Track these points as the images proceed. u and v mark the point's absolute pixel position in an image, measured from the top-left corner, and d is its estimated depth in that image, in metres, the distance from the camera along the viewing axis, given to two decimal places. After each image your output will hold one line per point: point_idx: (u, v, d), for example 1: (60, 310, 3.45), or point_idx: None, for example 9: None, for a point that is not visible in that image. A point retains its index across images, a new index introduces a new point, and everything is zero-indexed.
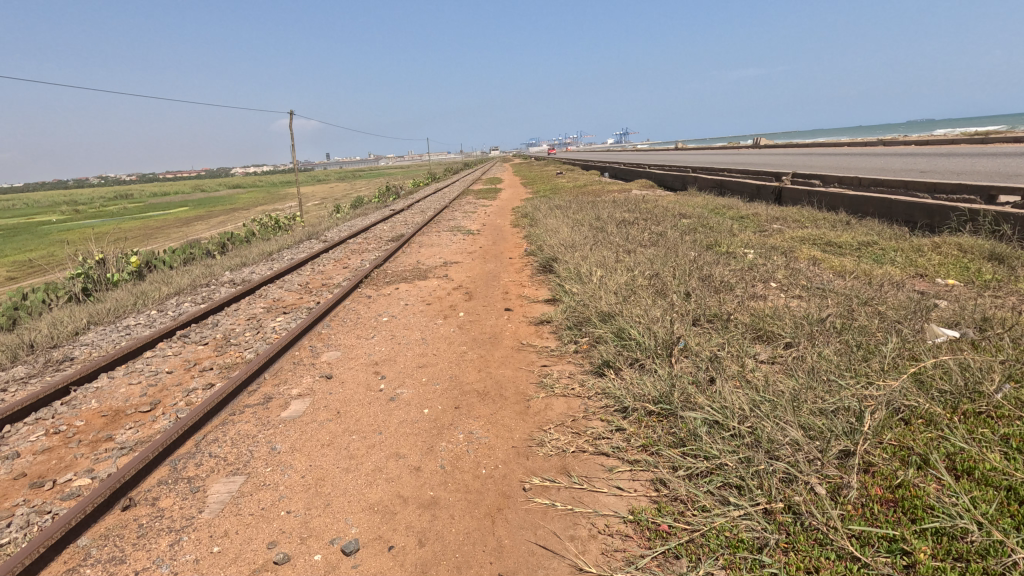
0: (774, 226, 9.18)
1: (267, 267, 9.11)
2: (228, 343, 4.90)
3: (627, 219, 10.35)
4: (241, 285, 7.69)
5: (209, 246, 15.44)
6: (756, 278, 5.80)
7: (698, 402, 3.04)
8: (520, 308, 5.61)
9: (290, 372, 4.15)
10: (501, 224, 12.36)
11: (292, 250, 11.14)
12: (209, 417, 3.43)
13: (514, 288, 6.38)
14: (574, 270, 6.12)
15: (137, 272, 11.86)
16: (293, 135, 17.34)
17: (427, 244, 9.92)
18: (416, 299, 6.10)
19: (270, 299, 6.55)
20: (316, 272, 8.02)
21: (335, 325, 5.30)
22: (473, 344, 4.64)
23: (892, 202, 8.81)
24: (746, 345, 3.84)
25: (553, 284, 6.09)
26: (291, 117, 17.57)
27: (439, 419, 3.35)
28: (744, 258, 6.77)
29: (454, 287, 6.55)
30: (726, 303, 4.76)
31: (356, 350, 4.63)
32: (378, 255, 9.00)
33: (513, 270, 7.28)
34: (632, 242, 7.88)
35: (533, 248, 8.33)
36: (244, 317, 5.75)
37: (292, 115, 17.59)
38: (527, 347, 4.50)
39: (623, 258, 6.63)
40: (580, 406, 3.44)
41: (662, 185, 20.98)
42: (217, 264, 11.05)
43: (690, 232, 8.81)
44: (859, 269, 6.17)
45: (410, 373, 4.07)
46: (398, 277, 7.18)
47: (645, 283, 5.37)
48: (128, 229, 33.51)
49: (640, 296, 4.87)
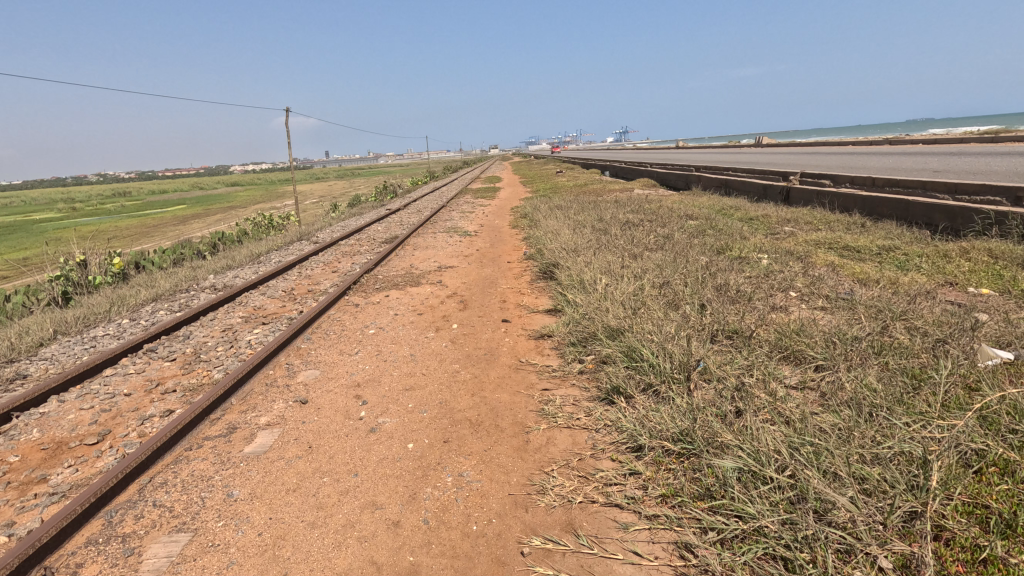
0: (787, 228, 8.74)
1: (254, 270, 8.65)
2: (197, 359, 4.45)
3: (631, 220, 9.91)
4: (222, 290, 7.23)
5: (199, 247, 14.97)
6: (774, 287, 5.35)
7: (726, 442, 2.60)
8: (519, 319, 5.16)
9: (261, 397, 3.70)
10: (500, 226, 11.91)
11: (281, 252, 10.68)
12: (160, 455, 2.99)
13: (512, 296, 5.94)
14: (577, 277, 5.67)
15: (121, 275, 11.40)
16: (288, 134, 16.88)
17: (421, 247, 9.47)
18: (406, 308, 5.65)
19: (251, 308, 6.10)
20: (302, 277, 7.57)
21: (317, 338, 4.85)
22: (467, 362, 4.20)
23: (911, 204, 8.36)
24: (774, 368, 3.40)
25: (554, 292, 5.65)
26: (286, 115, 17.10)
27: (425, 457, 2.91)
28: (758, 264, 6.33)
29: (449, 295, 6.11)
30: (746, 317, 4.32)
31: (337, 368, 4.19)
32: (369, 259, 8.54)
33: (512, 276, 6.83)
34: (638, 245, 7.44)
35: (533, 251, 7.88)
36: (220, 328, 5.30)
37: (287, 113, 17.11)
38: (526, 366, 4.05)
39: (630, 264, 6.19)
40: (587, 441, 3.00)
41: (664, 184, 20.53)
42: (203, 266, 10.59)
43: (699, 234, 8.37)
44: (884, 276, 5.73)
45: (395, 398, 3.62)
46: (389, 284, 6.73)
47: (655, 293, 4.93)
48: (122, 228, 33.03)
49: (651, 309, 4.42)
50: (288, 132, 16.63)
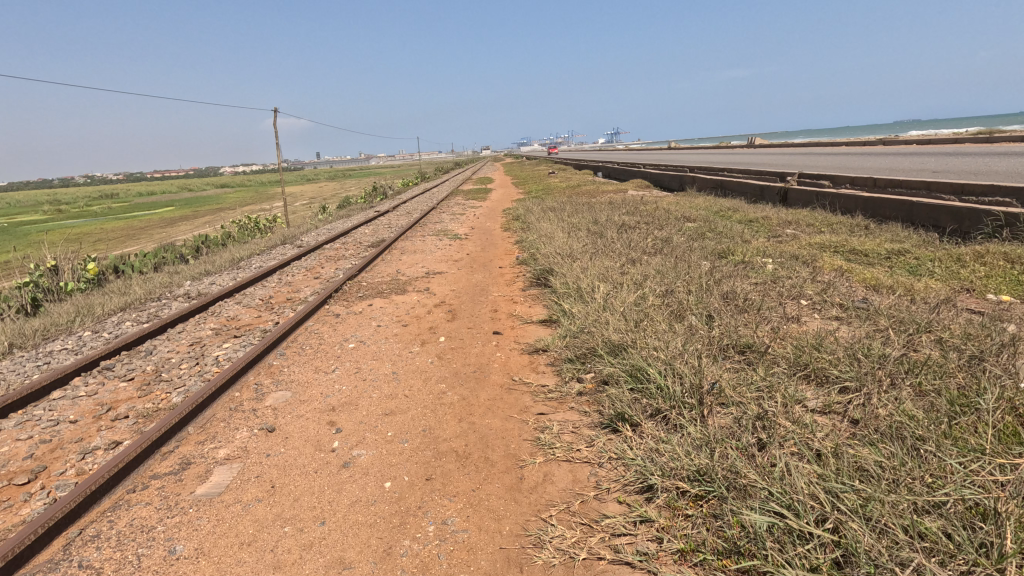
0: (789, 230, 8.43)
1: (232, 277, 8.21)
2: (157, 379, 4.04)
3: (627, 222, 9.57)
4: (196, 299, 6.79)
5: (180, 251, 14.47)
6: (783, 295, 5.01)
7: (751, 484, 2.24)
8: (512, 331, 4.79)
9: (223, 424, 3.30)
10: (492, 228, 11.54)
11: (263, 256, 10.23)
12: (96, 500, 2.58)
13: (504, 305, 5.56)
14: (573, 285, 5.31)
15: (96, 281, 10.91)
16: (275, 134, 16.38)
17: (409, 251, 9.07)
18: (390, 319, 5.26)
19: (223, 318, 5.68)
20: (282, 284, 7.15)
21: (293, 354, 4.46)
22: (454, 381, 3.82)
23: (916, 205, 8.07)
24: (796, 391, 3.06)
25: (549, 302, 5.28)
26: (274, 114, 16.63)
27: (403, 500, 2.53)
28: (763, 269, 6.00)
29: (436, 303, 5.72)
30: (758, 331, 3.97)
31: (312, 388, 3.79)
32: (353, 264, 8.12)
33: (504, 282, 6.47)
34: (636, 249, 7.10)
35: (526, 256, 7.51)
36: (186, 342, 4.89)
37: (275, 113, 16.63)
38: (520, 386, 3.68)
39: (629, 270, 5.83)
40: (590, 478, 2.63)
41: (658, 185, 20.24)
42: (181, 271, 10.12)
43: (698, 237, 8.04)
44: (897, 282, 5.41)
45: (373, 426, 3.23)
46: (373, 291, 6.34)
47: (658, 302, 4.57)
48: (106, 230, 32.32)
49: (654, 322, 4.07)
50: (275, 132, 16.18)
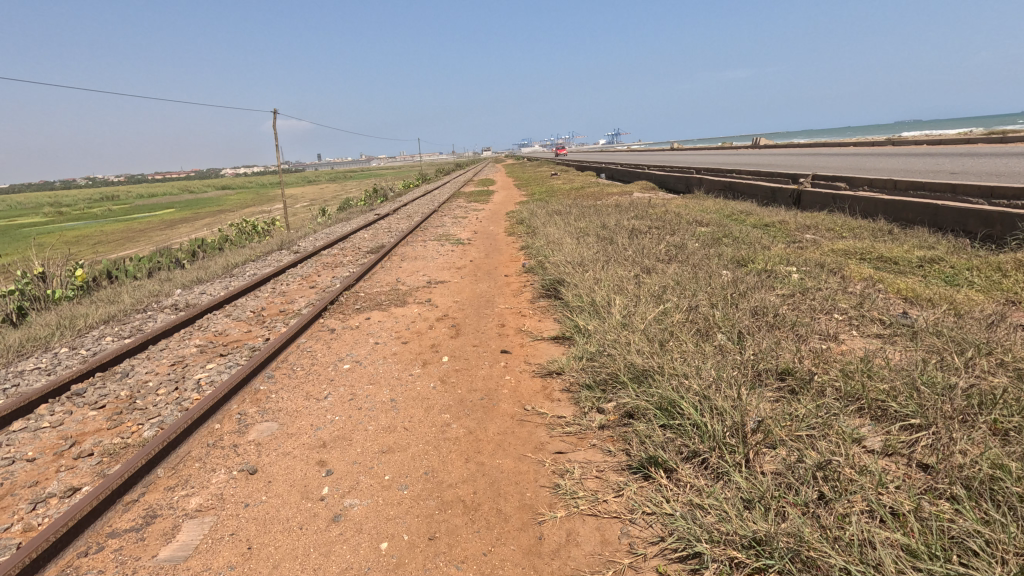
0: (807, 236, 8.03)
1: (224, 285, 7.82)
2: (131, 407, 3.65)
3: (637, 227, 9.17)
4: (184, 310, 6.41)
5: (176, 256, 14.09)
6: (815, 310, 4.61)
7: (822, 558, 1.86)
8: (521, 350, 4.39)
9: (198, 465, 2.91)
10: (496, 232, 11.16)
11: (258, 263, 9.84)
12: (40, 568, 2.19)
13: (512, 320, 5.17)
14: (587, 298, 4.92)
15: (86, 288, 10.53)
16: (275, 136, 16.06)
17: (410, 258, 8.67)
18: (388, 335, 4.87)
19: (210, 334, 5.29)
20: (275, 294, 6.77)
21: (282, 376, 4.07)
22: (460, 411, 3.43)
23: (943, 209, 7.67)
24: (852, 430, 2.67)
25: (560, 316, 4.90)
26: (273, 117, 16.29)
27: (403, 568, 2.13)
28: (788, 280, 5.61)
29: (439, 317, 5.34)
30: (797, 354, 3.58)
31: (301, 419, 3.40)
32: (351, 272, 7.72)
33: (510, 293, 6.08)
34: (650, 257, 6.70)
35: (533, 264, 7.11)
36: (168, 362, 4.50)
37: (274, 115, 16.29)
38: (533, 417, 3.29)
39: (645, 281, 5.44)
40: (621, 540, 2.24)
41: (664, 186, 19.85)
42: (174, 278, 9.75)
43: (714, 243, 7.64)
44: (936, 293, 5.01)
45: (369, 467, 2.84)
46: (371, 303, 5.96)
47: (682, 320, 4.18)
48: (104, 232, 31.94)
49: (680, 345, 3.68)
50: (275, 135, 15.90)
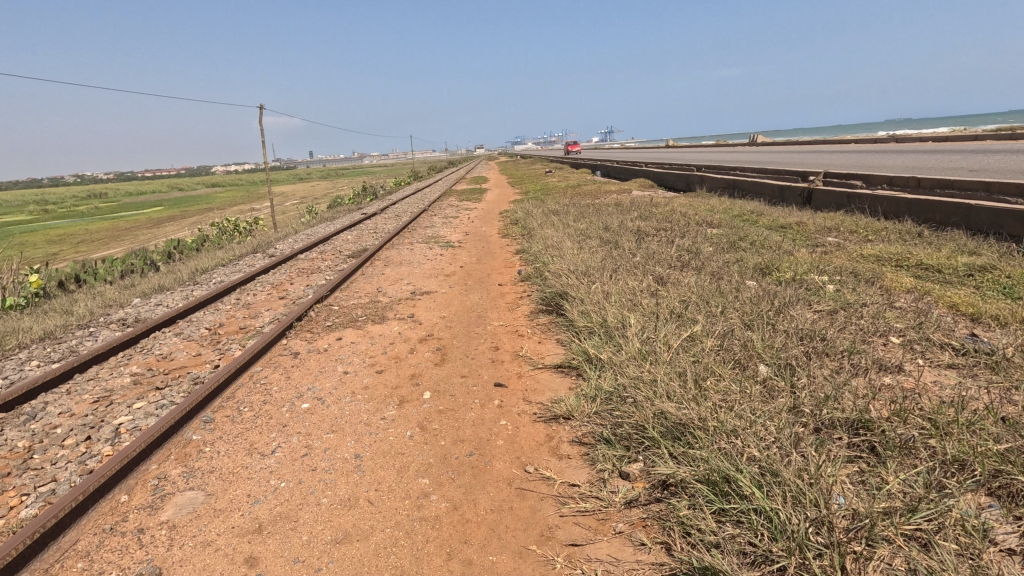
0: (830, 239, 7.32)
1: (185, 295, 7.01)
2: (22, 466, 2.85)
3: (642, 228, 8.44)
4: (131, 326, 5.59)
5: (150, 259, 13.22)
6: (867, 332, 3.88)
7: None
8: (519, 382, 3.63)
9: (81, 567, 2.13)
10: (489, 234, 10.40)
11: (229, 268, 9.01)
12: None
13: (506, 341, 4.41)
14: (596, 317, 4.17)
15: (43, 295, 9.65)
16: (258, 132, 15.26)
17: (394, 263, 7.89)
18: (360, 361, 4.11)
19: (152, 358, 4.48)
20: (239, 308, 5.96)
21: (224, 421, 3.28)
22: (441, 474, 2.67)
23: (977, 210, 6.98)
24: (980, 519, 1.93)
25: (565, 340, 4.15)
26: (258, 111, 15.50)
27: None
28: (823, 293, 4.88)
29: (422, 337, 4.57)
30: (867, 398, 2.86)
31: (235, 486, 2.63)
32: (327, 280, 6.92)
33: (504, 307, 5.31)
34: (661, 265, 5.97)
35: (530, 272, 6.36)
36: (91, 398, 3.71)
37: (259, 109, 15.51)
38: (537, 486, 2.53)
39: (660, 295, 4.70)
40: None
41: (662, 184, 19.13)
42: (137, 285, 8.90)
43: (728, 247, 6.92)
44: (1001, 308, 4.29)
45: (314, 569, 2.08)
46: (344, 319, 5.17)
47: (715, 350, 3.44)
48: (86, 231, 30.94)
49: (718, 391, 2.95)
50: (258, 131, 15.05)
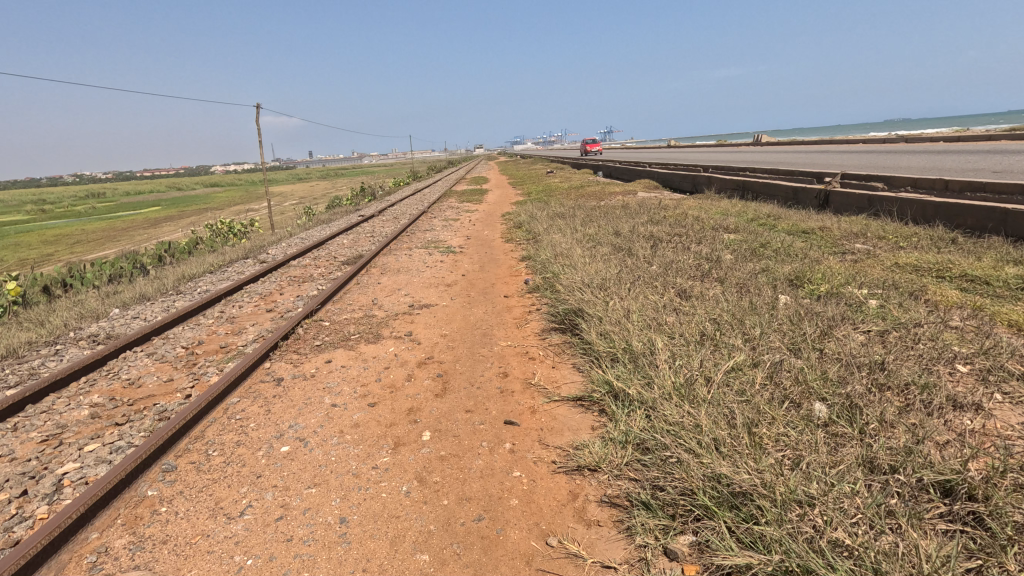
0: (857, 245, 6.84)
1: (167, 306, 6.51)
2: None
3: (655, 233, 7.97)
4: (103, 344, 5.09)
5: (140, 263, 12.70)
6: (929, 358, 3.39)
7: None
8: (533, 419, 3.15)
9: None
10: (492, 238, 9.92)
11: (218, 275, 8.52)
12: None
13: (516, 365, 3.92)
14: (618, 341, 3.68)
15: (22, 303, 9.15)
16: (257, 133, 14.86)
17: (392, 271, 7.40)
18: (351, 390, 3.63)
19: (117, 385, 3.98)
20: (221, 322, 5.47)
21: (188, 470, 2.79)
22: (443, 549, 2.18)
23: (1016, 214, 6.50)
24: None
25: (583, 369, 3.66)
26: (256, 110, 15.09)
27: None
28: (866, 310, 4.39)
29: (420, 360, 4.08)
30: (956, 449, 2.38)
31: (191, 564, 2.14)
32: (319, 290, 6.44)
33: (512, 324, 4.83)
34: (681, 276, 5.49)
35: (538, 283, 5.88)
36: (39, 437, 3.21)
37: (258, 109, 15.10)
38: (563, 568, 2.05)
39: (688, 314, 4.21)
40: None
41: (667, 185, 18.66)
42: (121, 293, 8.41)
43: (750, 255, 6.44)
44: None
45: None
46: (335, 337, 4.68)
47: (762, 386, 2.96)
48: (81, 232, 30.41)
49: (774, 443, 2.47)
50: (257, 131, 14.65)
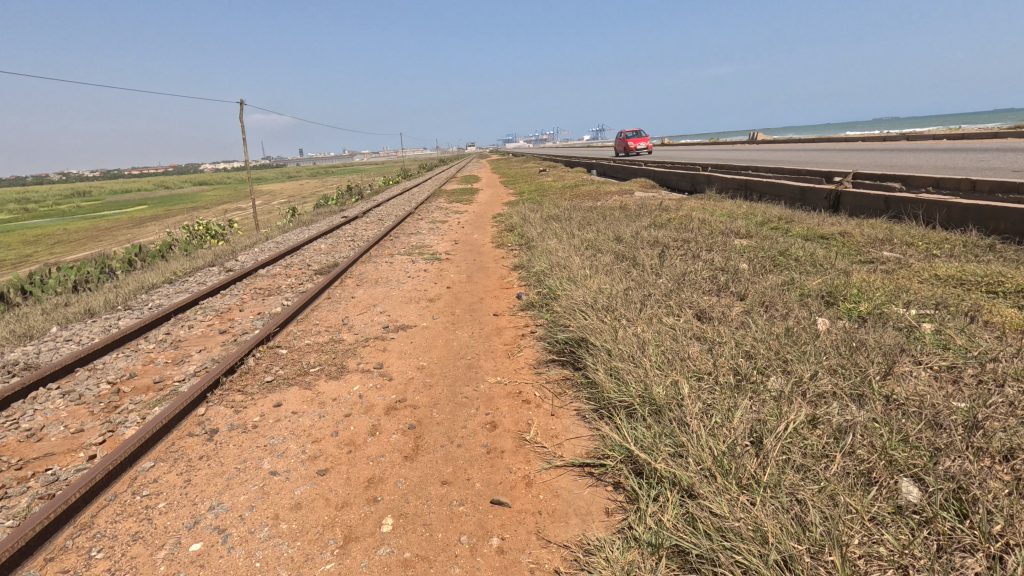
0: (884, 253, 6.18)
1: (110, 325, 5.72)
2: None
3: (659, 237, 7.28)
4: (18, 376, 4.30)
5: (107, 268, 11.78)
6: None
7: None
8: (529, 499, 2.42)
9: None
10: (482, 243, 9.20)
11: (180, 284, 7.72)
12: None
13: (506, 412, 3.18)
14: (634, 387, 2.95)
15: None
16: (243, 130, 14.24)
17: (369, 282, 6.66)
18: (299, 450, 2.88)
19: (10, 440, 3.19)
20: (164, 347, 4.69)
21: None
22: None
23: None
24: None
25: (592, 422, 2.93)
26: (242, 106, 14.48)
27: None
28: (921, 335, 3.71)
29: (389, 405, 3.33)
30: None
31: None
32: (284, 306, 5.67)
33: (502, 352, 4.10)
34: (696, 292, 4.80)
35: (533, 298, 5.15)
36: None
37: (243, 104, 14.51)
38: None
39: (714, 348, 3.50)
40: None
41: (664, 184, 18.01)
42: (71, 305, 7.58)
43: (768, 265, 5.76)
44: None
45: None
46: (291, 370, 3.91)
47: (832, 460, 2.24)
48: (61, 231, 29.29)
49: (872, 561, 1.75)
50: (240, 127, 13.91)
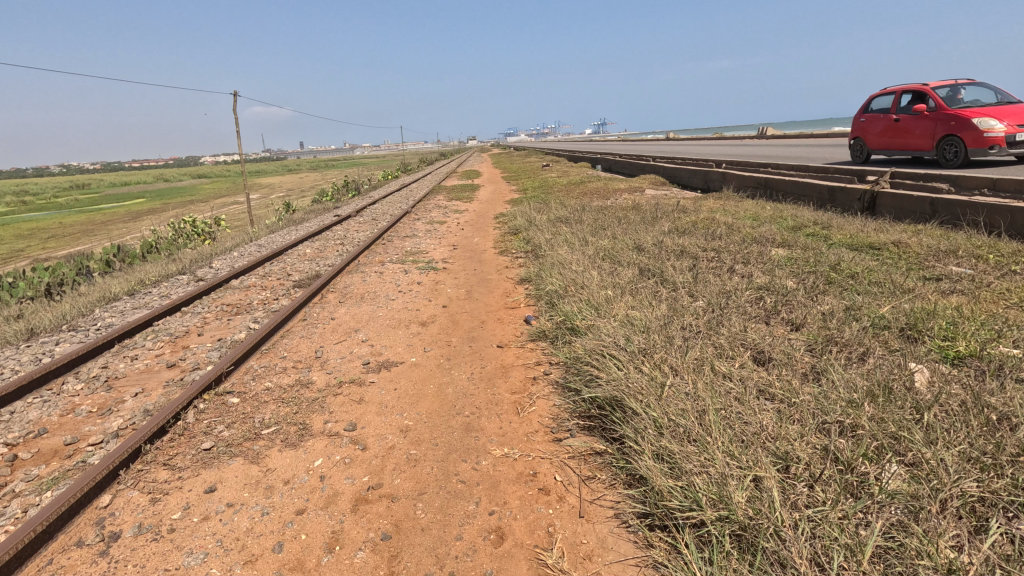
0: (954, 268, 5.26)
1: (45, 351, 4.85)
2: None
3: (685, 246, 6.39)
4: None
5: (84, 268, 11.00)
6: None
7: None
8: None
9: None
10: (485, 248, 8.31)
11: (145, 296, 6.86)
12: None
13: (517, 513, 2.30)
14: (703, 493, 2.06)
15: None
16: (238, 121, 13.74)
17: (355, 298, 5.78)
18: None
19: None
20: (95, 389, 3.82)
21: None
22: None
23: None
24: None
25: (644, 544, 2.05)
26: (234, 98, 14.68)
27: None
28: None
29: (354, 497, 2.44)
30: None
31: None
32: (249, 331, 4.79)
33: (508, 405, 3.21)
34: (745, 322, 3.91)
35: (545, 328, 4.26)
36: None
37: (235, 96, 14.66)
38: None
39: (796, 419, 2.62)
40: None
41: (676, 181, 17.07)
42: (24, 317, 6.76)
43: (821, 285, 4.85)
44: None
45: None
46: (235, 433, 3.02)
47: None
48: (56, 225, 28.59)
49: None
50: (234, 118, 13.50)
